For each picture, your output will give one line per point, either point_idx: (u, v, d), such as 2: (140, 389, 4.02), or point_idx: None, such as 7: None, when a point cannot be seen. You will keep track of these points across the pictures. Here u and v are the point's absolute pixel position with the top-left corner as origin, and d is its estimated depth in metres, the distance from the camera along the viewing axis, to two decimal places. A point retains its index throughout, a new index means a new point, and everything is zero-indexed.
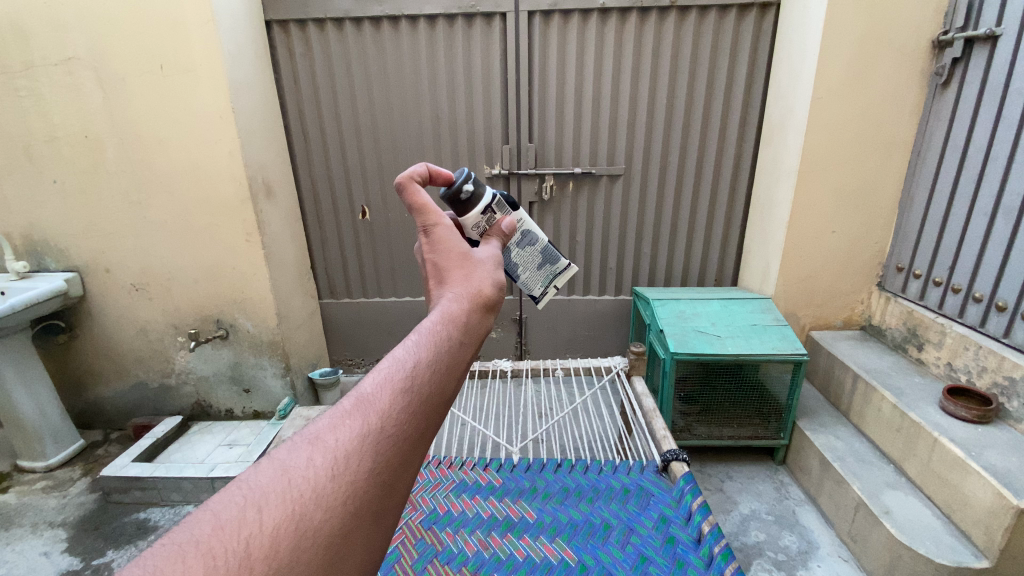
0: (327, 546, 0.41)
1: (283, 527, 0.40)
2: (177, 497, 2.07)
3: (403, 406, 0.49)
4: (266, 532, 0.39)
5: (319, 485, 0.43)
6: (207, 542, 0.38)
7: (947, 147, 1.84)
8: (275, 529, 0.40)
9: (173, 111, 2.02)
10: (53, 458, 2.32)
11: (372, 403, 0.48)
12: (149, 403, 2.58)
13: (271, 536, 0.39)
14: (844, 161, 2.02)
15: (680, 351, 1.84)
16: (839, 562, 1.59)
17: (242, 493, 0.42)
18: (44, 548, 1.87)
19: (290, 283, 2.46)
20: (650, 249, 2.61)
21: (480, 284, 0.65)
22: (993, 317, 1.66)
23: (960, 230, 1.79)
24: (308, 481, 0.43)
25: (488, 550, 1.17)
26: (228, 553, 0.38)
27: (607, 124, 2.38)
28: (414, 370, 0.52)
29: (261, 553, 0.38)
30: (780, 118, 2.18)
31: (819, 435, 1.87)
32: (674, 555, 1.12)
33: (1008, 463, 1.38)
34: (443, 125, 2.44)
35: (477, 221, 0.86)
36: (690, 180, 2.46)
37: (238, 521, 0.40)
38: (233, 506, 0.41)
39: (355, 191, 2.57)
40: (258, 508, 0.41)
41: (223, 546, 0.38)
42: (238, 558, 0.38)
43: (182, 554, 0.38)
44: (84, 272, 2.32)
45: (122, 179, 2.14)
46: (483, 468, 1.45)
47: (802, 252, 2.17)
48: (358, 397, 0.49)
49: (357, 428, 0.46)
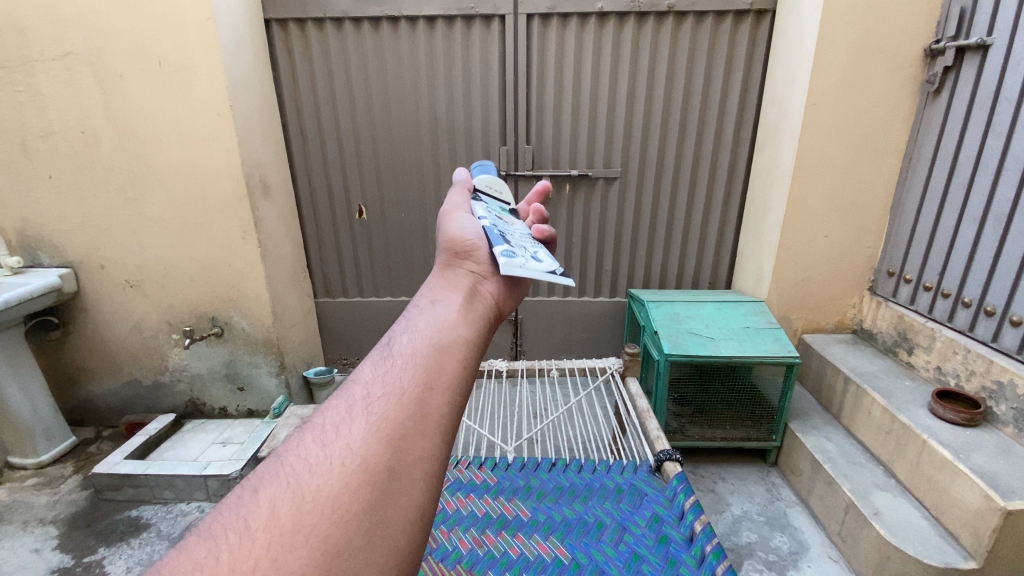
0: (327, 501, 0.51)
1: (280, 498, 0.52)
2: (170, 494, 2.06)
3: (380, 388, 0.61)
4: (267, 505, 0.51)
5: (309, 463, 0.55)
6: (224, 521, 0.51)
7: (939, 154, 1.87)
8: (273, 502, 0.51)
9: (171, 108, 2.02)
10: (45, 455, 2.31)
11: (353, 396, 0.62)
12: (141, 401, 2.57)
13: (272, 506, 0.51)
14: (838, 166, 2.05)
15: (673, 353, 1.86)
16: (830, 563, 1.60)
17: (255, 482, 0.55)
18: (35, 545, 1.86)
19: (286, 281, 2.46)
20: (645, 252, 2.63)
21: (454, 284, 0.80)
22: (982, 322, 1.69)
23: (950, 236, 1.82)
24: (302, 461, 0.55)
25: (482, 548, 1.18)
26: (238, 525, 0.50)
27: (604, 127, 2.40)
28: (388, 363, 0.65)
29: (263, 520, 0.50)
30: (774, 123, 2.20)
31: (810, 436, 1.90)
32: (666, 554, 1.13)
33: (995, 465, 1.40)
34: (442, 126, 2.45)
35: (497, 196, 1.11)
36: (685, 183, 2.48)
37: (248, 503, 0.52)
38: (245, 494, 0.54)
39: (352, 190, 2.57)
40: (262, 489, 0.53)
41: (236, 521, 0.50)
42: (246, 527, 0.49)
43: (207, 535, 0.50)
44: (78, 268, 2.30)
45: (118, 175, 2.13)
46: (478, 467, 1.46)
47: (795, 256, 2.20)
48: (346, 395, 0.63)
49: (339, 415, 0.59)
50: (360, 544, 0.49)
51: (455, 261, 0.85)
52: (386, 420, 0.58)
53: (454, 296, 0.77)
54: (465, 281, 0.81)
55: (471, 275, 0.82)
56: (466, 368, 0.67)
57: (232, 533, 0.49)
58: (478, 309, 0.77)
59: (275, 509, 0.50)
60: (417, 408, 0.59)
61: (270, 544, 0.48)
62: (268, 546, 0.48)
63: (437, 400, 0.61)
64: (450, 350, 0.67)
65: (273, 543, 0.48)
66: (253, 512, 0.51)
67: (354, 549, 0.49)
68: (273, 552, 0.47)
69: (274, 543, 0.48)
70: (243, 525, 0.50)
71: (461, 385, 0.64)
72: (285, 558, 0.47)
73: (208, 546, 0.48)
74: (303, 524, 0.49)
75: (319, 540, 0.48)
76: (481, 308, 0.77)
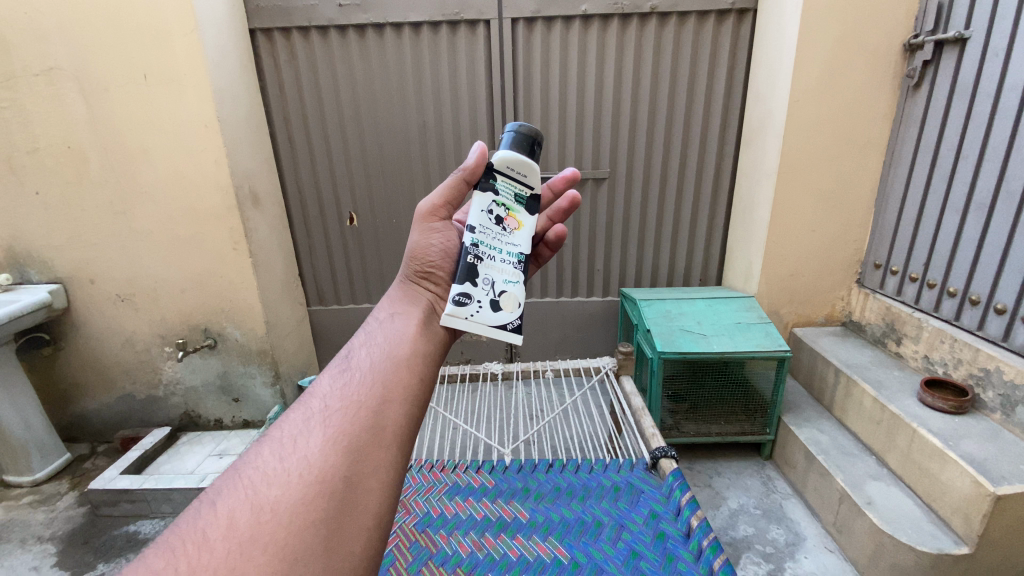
0: (283, 507, 0.58)
1: (240, 508, 0.59)
2: (168, 508, 2.05)
3: (335, 405, 0.70)
4: (227, 514, 0.58)
5: (267, 475, 0.62)
6: (186, 531, 0.57)
7: (920, 146, 1.90)
8: (232, 511, 0.58)
9: (157, 121, 2.02)
10: (40, 472, 2.29)
11: (311, 413, 0.70)
12: (136, 414, 2.55)
13: (232, 516, 0.58)
14: (822, 161, 2.08)
15: (667, 350, 1.88)
16: (825, 553, 1.63)
17: (216, 493, 0.62)
18: (33, 562, 1.85)
19: (278, 290, 2.46)
20: (636, 250, 2.65)
21: (412, 307, 0.90)
22: (968, 310, 1.72)
23: (934, 227, 1.85)
24: (260, 473, 0.63)
25: (482, 551, 1.19)
26: (199, 534, 0.57)
27: (592, 128, 2.42)
28: (344, 381, 0.74)
29: (225, 528, 0.57)
30: (758, 120, 2.23)
31: (803, 429, 1.92)
32: (664, 550, 1.15)
33: (984, 452, 1.43)
34: (430, 130, 2.45)
35: (520, 177, 0.96)
36: (673, 181, 2.50)
37: (208, 513, 0.59)
38: (204, 505, 0.60)
39: (342, 197, 2.57)
40: (221, 499, 0.60)
41: (197, 530, 0.57)
42: (209, 534, 0.56)
43: (170, 545, 0.56)
44: (68, 283, 2.29)
45: (106, 188, 2.12)
46: (476, 470, 1.46)
47: (784, 251, 2.22)
48: (304, 411, 0.71)
49: (295, 430, 0.67)
50: (317, 547, 0.56)
51: (414, 282, 0.96)
52: (342, 433, 0.66)
53: (410, 314, 0.88)
54: (422, 302, 0.93)
55: (427, 297, 0.94)
56: (419, 382, 0.77)
57: (193, 545, 0.56)
58: (431, 328, 0.88)
59: (234, 519, 0.57)
60: (371, 423, 0.68)
61: (229, 552, 0.54)
62: (227, 553, 0.54)
63: (390, 413, 0.70)
64: (403, 367, 0.77)
65: (233, 551, 0.54)
66: (213, 523, 0.58)
67: (311, 551, 0.56)
68: (232, 560, 0.54)
69: (233, 551, 0.54)
70: (203, 535, 0.56)
71: (411, 401, 0.74)
72: (245, 563, 0.54)
73: (168, 555, 0.54)
74: (261, 532, 0.56)
75: (275, 545, 0.55)
76: (434, 328, 0.89)
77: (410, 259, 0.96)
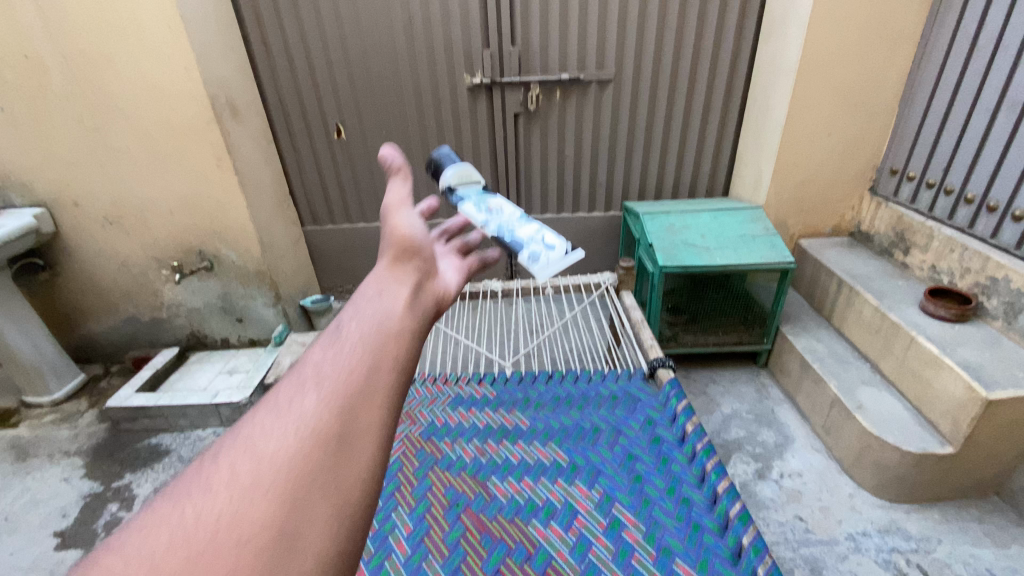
0: (274, 475, 0.52)
1: (228, 476, 0.52)
2: (185, 422, 2.15)
3: (333, 359, 0.63)
4: (216, 485, 0.52)
5: (258, 438, 0.55)
6: (173, 500, 0.51)
7: (957, 37, 1.72)
8: (221, 480, 0.52)
9: (115, 22, 1.82)
10: (58, 392, 2.37)
11: (304, 369, 0.63)
12: (143, 336, 2.60)
13: (220, 486, 0.51)
14: (847, 56, 1.90)
15: (669, 264, 1.84)
16: (812, 453, 1.71)
17: (208, 460, 0.56)
18: (63, 474, 1.97)
19: (269, 209, 2.38)
20: (641, 161, 2.53)
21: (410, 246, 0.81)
22: (983, 218, 1.66)
23: (960, 129, 1.73)
24: (252, 436, 0.56)
25: (484, 456, 1.24)
26: (188, 502, 0.51)
27: (596, 23, 2.19)
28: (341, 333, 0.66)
29: (213, 499, 0.50)
30: (781, 9, 2.01)
31: (801, 338, 1.93)
32: (659, 453, 1.20)
33: (980, 358, 1.44)
34: (418, 29, 2.23)
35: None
36: (683, 83, 2.32)
37: (197, 481, 0.53)
38: (195, 472, 0.54)
39: (327, 108, 2.41)
40: (212, 466, 0.54)
41: (186, 499, 0.51)
42: (198, 503, 0.50)
43: (152, 516, 0.50)
44: (52, 207, 2.21)
45: (73, 102, 1.97)
46: (478, 383, 1.50)
47: (796, 158, 2.11)
48: (299, 366, 0.64)
49: (290, 389, 0.60)
50: (306, 515, 0.50)
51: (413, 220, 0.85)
52: (339, 389, 0.59)
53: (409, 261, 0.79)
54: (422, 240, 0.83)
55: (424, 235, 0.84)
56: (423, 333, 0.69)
57: (182, 512, 0.50)
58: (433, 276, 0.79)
59: (220, 490, 0.51)
60: (366, 376, 0.60)
61: (213, 524, 0.48)
62: (212, 526, 0.48)
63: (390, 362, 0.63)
64: (405, 317, 0.69)
65: (220, 521, 0.48)
66: (199, 494, 0.51)
67: (302, 520, 0.49)
68: (217, 532, 0.48)
69: (216, 525, 0.48)
70: (191, 506, 0.50)
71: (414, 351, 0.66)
72: (233, 536, 0.47)
73: (152, 526, 0.49)
74: (249, 502, 0.49)
75: (266, 515, 0.49)
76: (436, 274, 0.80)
77: (392, 236, 0.82)
